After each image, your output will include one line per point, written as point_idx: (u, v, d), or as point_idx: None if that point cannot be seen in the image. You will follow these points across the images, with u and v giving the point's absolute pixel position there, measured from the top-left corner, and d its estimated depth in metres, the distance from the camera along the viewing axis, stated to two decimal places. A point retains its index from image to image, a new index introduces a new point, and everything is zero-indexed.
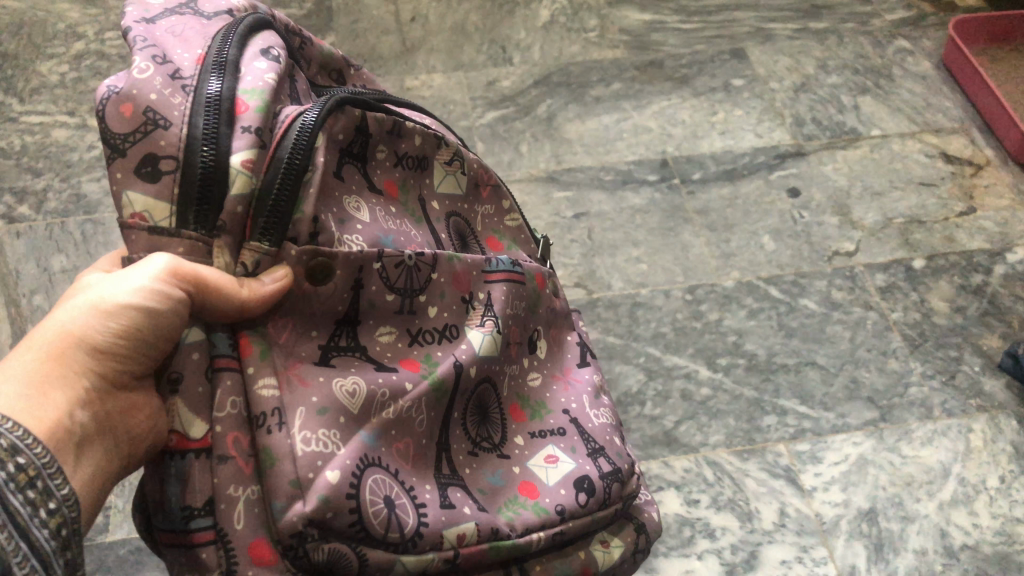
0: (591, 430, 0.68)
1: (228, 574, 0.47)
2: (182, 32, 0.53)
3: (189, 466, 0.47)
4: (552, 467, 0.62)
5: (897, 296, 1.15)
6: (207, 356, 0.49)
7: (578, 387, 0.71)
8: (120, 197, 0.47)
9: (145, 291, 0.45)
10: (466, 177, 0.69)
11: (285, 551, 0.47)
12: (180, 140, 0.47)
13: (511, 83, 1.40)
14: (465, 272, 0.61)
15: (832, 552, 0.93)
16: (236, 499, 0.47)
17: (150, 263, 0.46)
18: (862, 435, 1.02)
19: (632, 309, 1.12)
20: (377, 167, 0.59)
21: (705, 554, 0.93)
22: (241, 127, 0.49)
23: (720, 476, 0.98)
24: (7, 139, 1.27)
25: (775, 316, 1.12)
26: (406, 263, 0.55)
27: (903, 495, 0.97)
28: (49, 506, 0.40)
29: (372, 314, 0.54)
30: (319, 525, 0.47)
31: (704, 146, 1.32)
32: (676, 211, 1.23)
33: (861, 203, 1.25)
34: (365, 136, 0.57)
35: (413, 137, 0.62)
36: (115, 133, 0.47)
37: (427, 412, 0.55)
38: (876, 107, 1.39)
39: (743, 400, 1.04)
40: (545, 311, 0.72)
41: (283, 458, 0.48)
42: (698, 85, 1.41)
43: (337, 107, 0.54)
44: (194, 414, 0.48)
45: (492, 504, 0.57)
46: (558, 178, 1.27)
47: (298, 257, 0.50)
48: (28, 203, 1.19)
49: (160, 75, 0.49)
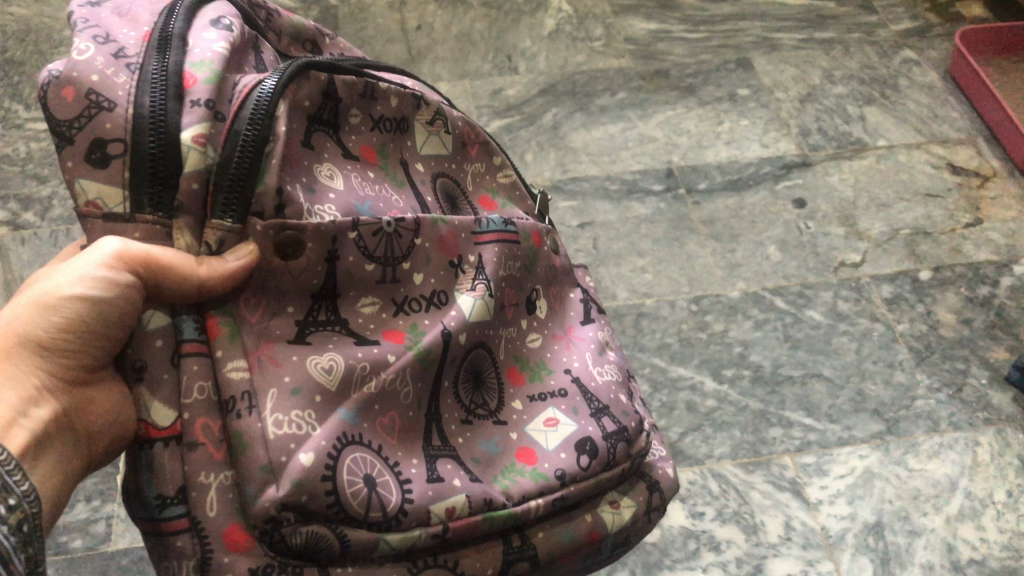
0: (594, 388, 0.65)
1: (203, 561, 0.47)
2: (127, 12, 0.52)
3: (159, 455, 0.48)
4: (552, 430, 0.61)
5: (903, 308, 1.14)
6: (171, 340, 0.49)
7: (581, 346, 0.69)
8: (72, 184, 0.46)
9: (88, 281, 0.47)
10: (451, 136, 0.68)
11: (261, 536, 0.47)
12: (127, 121, 0.46)
13: (516, 92, 1.40)
14: (452, 234, 0.59)
15: (838, 565, 0.92)
16: (207, 486, 0.47)
17: (99, 247, 0.47)
18: (867, 447, 1.01)
19: (636, 319, 1.12)
20: (352, 131, 0.58)
21: (711, 568, 0.92)
22: (191, 101, 0.48)
23: (725, 488, 0.98)
24: (13, 145, 1.27)
25: (781, 328, 1.12)
26: (385, 230, 0.54)
27: (910, 509, 0.96)
28: (9, 501, 0.42)
29: (353, 285, 0.53)
30: (295, 508, 0.46)
31: (710, 156, 1.32)
32: (681, 222, 1.23)
33: (867, 214, 1.25)
34: (334, 100, 0.55)
35: (389, 98, 0.61)
36: (59, 120, 0.46)
37: (411, 385, 0.54)
38: (882, 118, 1.38)
39: (748, 412, 1.04)
40: (544, 269, 0.69)
41: (254, 442, 0.47)
42: (703, 95, 1.41)
43: (302, 71, 0.52)
44: (160, 402, 0.48)
45: (486, 474, 0.56)
46: (562, 187, 1.27)
47: (265, 232, 0.48)
48: (32, 210, 1.19)
49: (103, 54, 0.48)
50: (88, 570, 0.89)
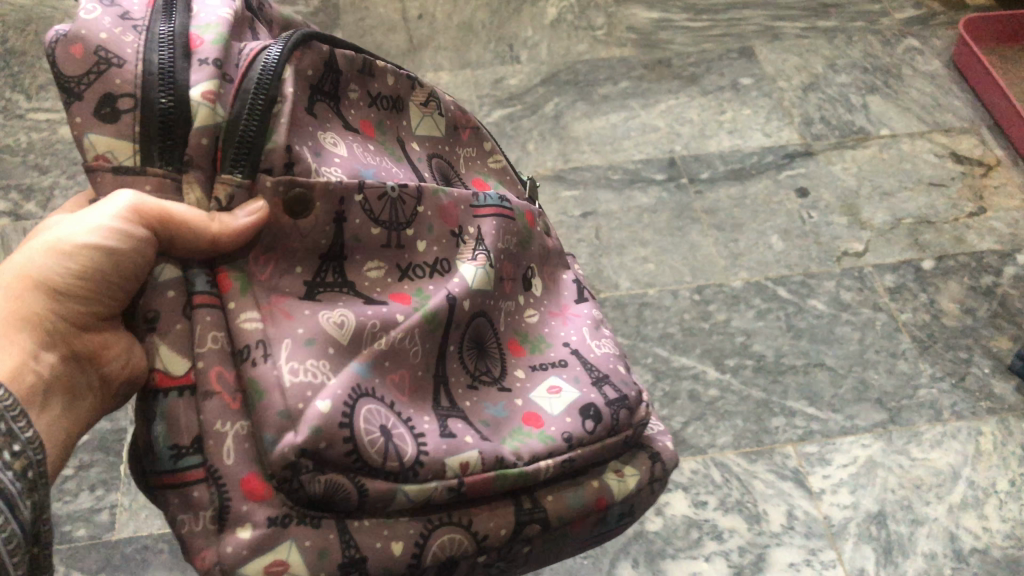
0: (593, 359, 0.64)
1: (221, 511, 0.46)
2: None
3: (172, 404, 0.47)
4: (557, 395, 0.59)
5: (906, 297, 1.14)
6: (183, 294, 0.49)
7: (576, 322, 0.68)
8: (83, 141, 0.47)
9: (106, 231, 0.46)
10: (444, 119, 0.68)
11: (280, 485, 0.46)
12: (137, 77, 0.47)
13: (518, 81, 1.40)
14: (453, 205, 0.59)
15: (841, 554, 0.92)
16: (223, 435, 0.46)
17: (114, 201, 0.46)
18: (871, 436, 1.01)
19: (638, 309, 1.12)
20: (350, 106, 0.58)
21: (713, 557, 0.92)
22: (198, 61, 0.48)
23: (728, 477, 0.98)
24: (13, 136, 1.27)
25: (784, 317, 1.12)
26: (389, 195, 0.54)
27: (912, 498, 0.96)
28: (13, 450, 0.41)
29: (358, 249, 0.53)
30: (314, 456, 0.46)
31: (712, 145, 1.32)
32: (684, 211, 1.23)
33: (870, 204, 1.24)
34: (334, 74, 0.56)
35: (385, 76, 0.61)
36: (69, 76, 0.46)
37: (421, 344, 0.53)
38: (886, 107, 1.38)
39: (751, 401, 1.04)
40: (538, 249, 0.69)
41: (270, 390, 0.46)
42: (705, 84, 1.40)
43: (303, 42, 0.53)
44: (174, 352, 0.47)
45: (493, 435, 0.55)
46: (564, 176, 1.27)
47: (276, 188, 0.48)
48: (34, 201, 1.19)
49: (109, 16, 0.48)
50: (92, 559, 0.89)
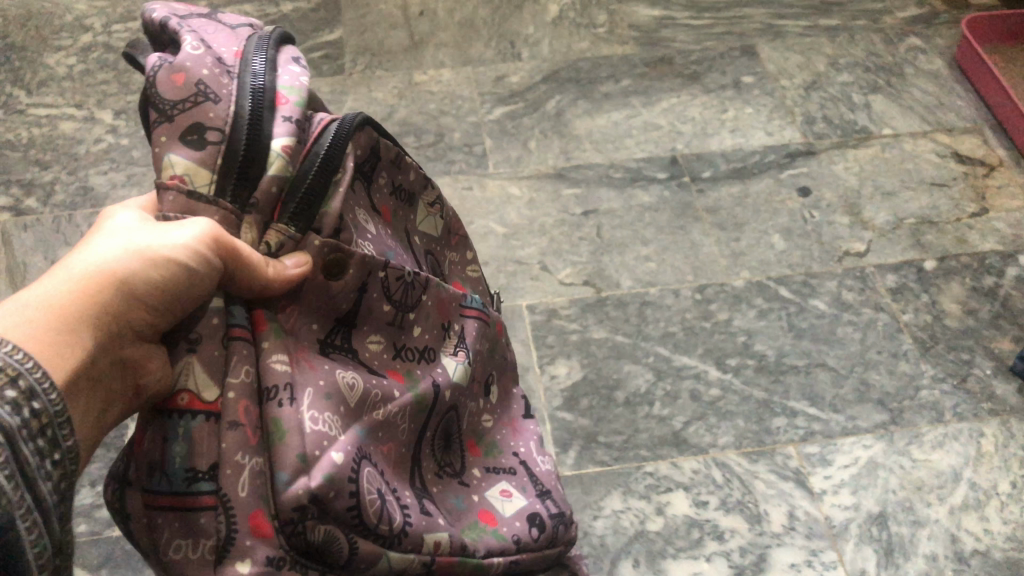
0: (538, 472, 0.73)
1: (224, 542, 0.45)
2: (220, 27, 0.54)
3: (196, 427, 0.45)
4: (507, 501, 0.67)
5: (907, 298, 1.14)
6: (224, 324, 0.48)
7: (526, 434, 0.76)
8: (165, 161, 0.47)
9: (190, 252, 0.43)
10: (442, 222, 0.74)
11: (284, 527, 0.46)
12: (228, 117, 0.48)
13: (520, 79, 1.39)
14: (446, 301, 0.65)
15: (841, 555, 0.92)
16: (242, 466, 0.45)
17: (197, 224, 0.44)
18: (872, 437, 1.01)
19: (640, 308, 1.12)
20: (378, 190, 0.63)
21: (714, 557, 0.92)
22: (282, 116, 0.50)
23: (729, 478, 0.97)
24: (15, 131, 1.27)
25: (785, 317, 1.11)
26: (405, 279, 0.59)
27: (913, 500, 0.96)
28: (55, 458, 0.38)
29: (369, 321, 0.57)
30: (321, 503, 0.46)
31: (714, 143, 1.31)
32: (685, 210, 1.23)
33: (872, 203, 1.24)
34: (373, 159, 0.61)
35: (409, 172, 0.67)
36: (166, 100, 0.47)
37: (409, 423, 0.57)
38: (888, 106, 1.37)
39: (753, 401, 1.04)
40: (500, 359, 0.76)
41: (292, 432, 0.47)
42: (707, 82, 1.40)
43: (362, 125, 0.58)
44: (206, 377, 0.47)
45: (458, 523, 0.61)
46: (566, 174, 1.26)
47: (321, 248, 0.51)
48: (35, 195, 1.19)
49: (210, 56, 0.49)
50: (91, 557, 0.89)
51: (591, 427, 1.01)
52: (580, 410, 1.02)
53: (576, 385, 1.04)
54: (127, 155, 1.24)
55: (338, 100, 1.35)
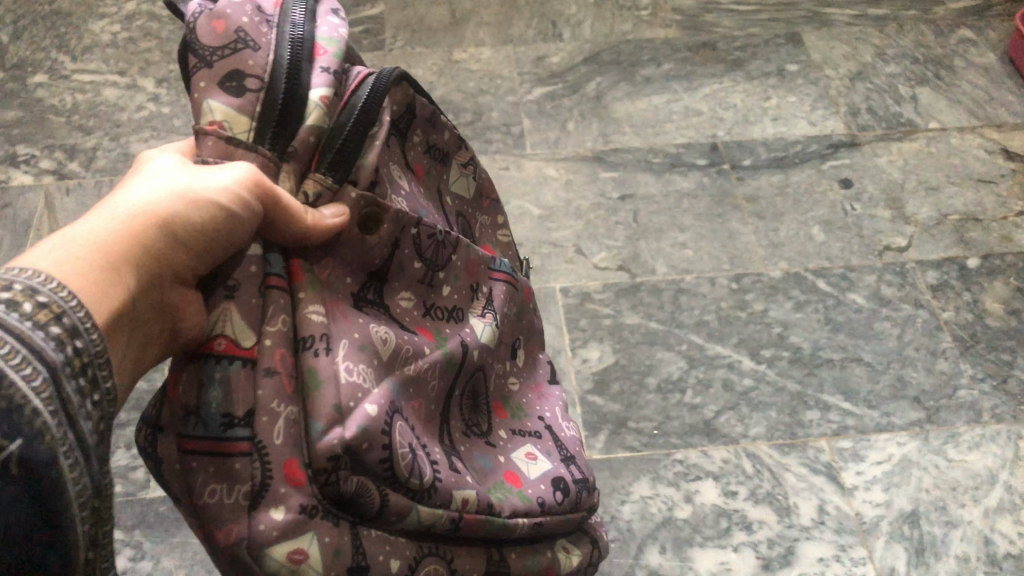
0: (563, 437, 0.71)
1: (259, 488, 0.44)
2: None
3: (234, 372, 0.45)
4: (533, 463, 0.65)
5: (948, 295, 1.12)
6: (263, 272, 0.47)
7: (550, 399, 0.74)
8: (204, 106, 0.46)
9: (232, 195, 0.42)
10: (477, 183, 0.73)
11: (317, 475, 0.45)
12: (267, 65, 0.47)
13: (560, 60, 1.38)
14: (477, 262, 0.64)
15: (871, 552, 0.91)
16: (277, 414, 0.45)
17: (240, 168, 0.43)
18: (907, 435, 1.00)
19: (675, 295, 1.11)
20: (411, 148, 0.63)
21: (742, 547, 0.91)
22: (319, 67, 0.50)
23: (759, 469, 0.97)
24: (59, 96, 1.28)
25: (822, 310, 1.10)
26: (437, 236, 0.58)
27: (947, 500, 0.95)
28: (95, 398, 0.36)
29: (400, 278, 0.56)
30: (354, 453, 0.46)
31: (756, 131, 1.29)
32: (724, 198, 1.21)
33: (915, 198, 1.22)
34: (406, 114, 0.61)
35: (442, 131, 0.67)
36: (205, 47, 0.47)
37: (437, 379, 0.57)
38: (935, 99, 1.35)
39: (786, 393, 1.02)
40: (528, 323, 0.74)
41: (328, 381, 0.46)
42: (751, 69, 1.38)
43: (398, 78, 0.58)
44: (245, 323, 0.46)
45: (485, 481, 0.59)
46: (604, 157, 1.25)
47: (358, 201, 0.51)
48: (78, 160, 1.20)
49: (250, 4, 0.49)
50: (125, 518, 0.90)
51: (621, 413, 1.00)
52: (611, 395, 1.02)
53: (607, 369, 1.04)
54: (168, 124, 1.25)
55: None
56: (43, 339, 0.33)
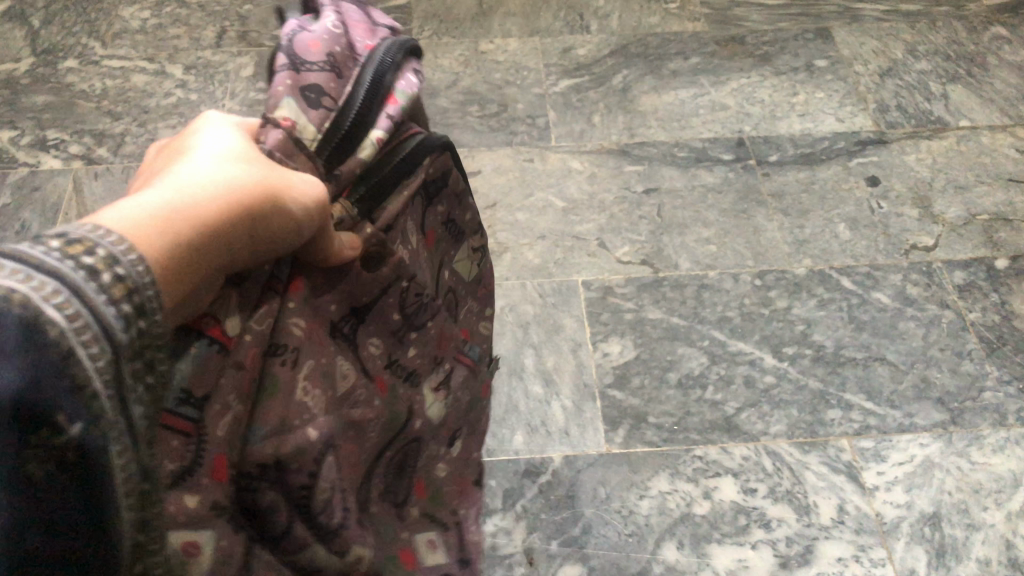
0: (467, 541, 0.75)
1: (185, 471, 0.45)
2: (364, 23, 0.57)
3: (205, 353, 0.46)
4: (429, 551, 0.69)
5: (975, 296, 1.11)
6: (262, 274, 0.50)
7: (468, 498, 0.78)
8: (275, 106, 0.50)
9: (305, 209, 0.45)
10: (475, 271, 0.78)
11: (237, 479, 0.47)
12: (340, 98, 0.51)
13: (587, 52, 1.38)
14: (448, 339, 0.68)
15: (891, 553, 0.91)
16: (226, 409, 0.47)
17: (309, 185, 0.46)
18: (929, 436, 0.99)
19: (698, 291, 1.10)
20: (430, 212, 0.67)
21: (760, 545, 0.91)
22: (385, 112, 0.53)
23: (779, 467, 0.96)
24: (89, 81, 1.29)
25: (846, 308, 1.09)
26: (423, 300, 0.62)
27: (969, 502, 0.94)
28: (147, 384, 0.36)
29: (376, 322, 0.59)
30: (280, 471, 0.48)
31: (783, 127, 1.28)
32: (750, 193, 1.20)
33: (944, 196, 1.21)
34: (436, 182, 0.65)
35: (463, 213, 0.72)
36: (297, 61, 0.52)
37: (377, 430, 0.59)
38: (967, 97, 1.33)
39: (808, 391, 1.02)
40: (471, 421, 0.79)
41: (284, 395, 0.49)
42: (779, 64, 1.37)
43: (443, 148, 0.62)
44: (233, 309, 0.48)
45: (381, 551, 0.61)
46: (629, 151, 1.25)
47: (370, 238, 0.55)
48: (105, 145, 1.21)
49: (341, 44, 0.54)
50: None
51: (641, 407, 1.00)
52: (631, 389, 1.02)
53: (628, 363, 1.04)
54: (195, 111, 1.26)
55: None
56: (114, 314, 0.33)
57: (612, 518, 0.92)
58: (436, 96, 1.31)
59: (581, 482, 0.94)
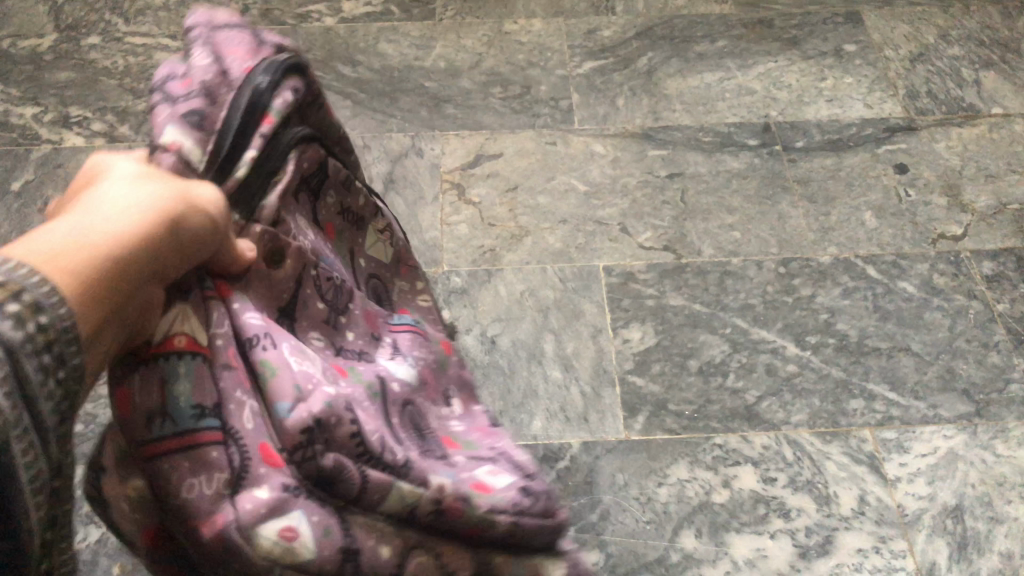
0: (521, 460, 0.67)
1: (238, 475, 0.47)
2: (236, 45, 0.59)
3: (197, 365, 0.48)
4: (494, 478, 0.62)
5: (1004, 287, 1.09)
6: (197, 287, 0.51)
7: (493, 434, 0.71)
8: (160, 134, 0.53)
9: (208, 204, 0.48)
10: (393, 250, 0.77)
11: (290, 455, 0.49)
12: (214, 133, 0.54)
13: (612, 34, 1.36)
14: (373, 314, 0.68)
15: (912, 545, 0.90)
16: (243, 404, 0.49)
17: (203, 189, 0.48)
18: (954, 428, 0.98)
19: (721, 278, 1.09)
20: (325, 207, 0.68)
21: (779, 535, 0.90)
22: (258, 134, 0.56)
23: (800, 456, 0.95)
24: (111, 59, 1.29)
25: (871, 297, 1.08)
26: (335, 282, 0.63)
27: (993, 495, 0.93)
28: (59, 376, 0.37)
29: (304, 314, 0.59)
30: (325, 428, 0.50)
31: (810, 113, 1.26)
32: (775, 179, 1.19)
33: (974, 185, 1.19)
34: (321, 174, 0.65)
35: (358, 196, 0.71)
36: (172, 106, 0.54)
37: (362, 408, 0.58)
38: (1000, 84, 1.30)
39: (831, 380, 1.01)
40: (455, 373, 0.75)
41: (282, 368, 0.51)
42: (807, 48, 1.35)
43: (303, 141, 0.61)
44: (199, 324, 0.50)
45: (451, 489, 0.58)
46: (653, 135, 1.23)
47: (262, 237, 0.56)
48: (128, 123, 1.21)
49: (211, 81, 0.56)
50: None
51: (660, 395, 1.00)
52: (651, 375, 1.01)
53: (648, 350, 1.03)
54: None
55: (426, 45, 1.33)
56: (34, 367, 0.36)
57: (630, 505, 0.92)
58: (459, 77, 1.29)
59: (599, 468, 0.94)
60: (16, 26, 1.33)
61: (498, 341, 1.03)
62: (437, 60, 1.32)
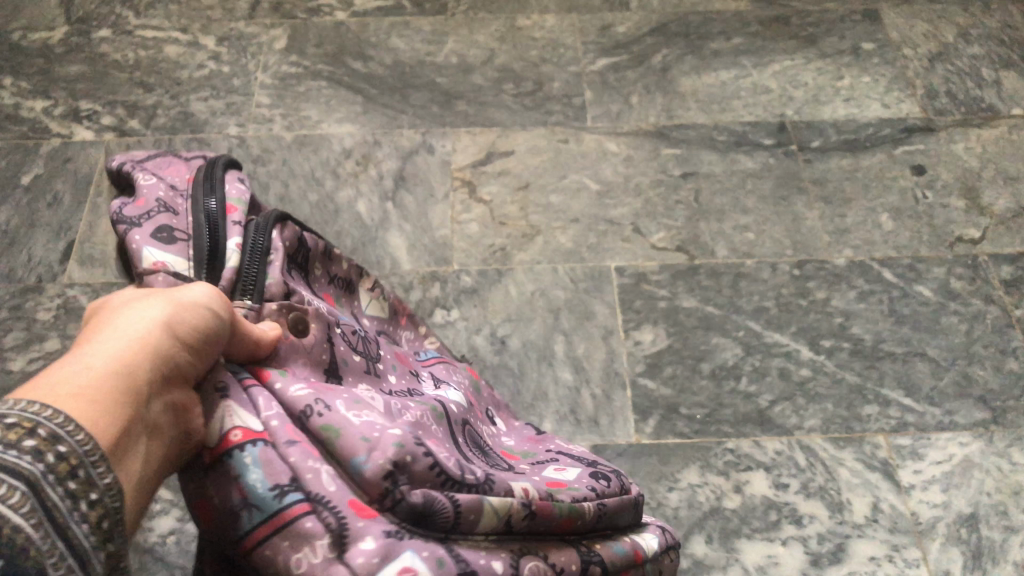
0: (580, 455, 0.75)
1: (340, 535, 0.48)
2: (168, 226, 0.65)
3: (240, 459, 0.49)
4: (564, 472, 0.68)
5: (1022, 291, 1.07)
6: (233, 377, 0.53)
7: (543, 437, 0.82)
8: None
9: (200, 300, 0.50)
10: (387, 303, 0.84)
11: (380, 503, 0.50)
12: (192, 297, 0.59)
13: (626, 30, 1.34)
14: (400, 355, 0.75)
15: (925, 554, 0.89)
16: (318, 469, 0.50)
17: (193, 291, 0.50)
18: (969, 435, 0.96)
19: (734, 279, 1.08)
20: (317, 280, 0.74)
21: (790, 542, 0.89)
22: (223, 279, 0.61)
23: (813, 462, 0.94)
24: (122, 52, 1.28)
25: (887, 301, 1.06)
26: (360, 334, 0.69)
27: (1009, 504, 0.92)
28: (90, 497, 0.39)
29: (348, 370, 0.63)
30: (402, 468, 0.51)
31: (826, 112, 1.25)
32: (790, 179, 1.17)
33: (993, 187, 1.17)
34: (305, 250, 0.72)
35: (342, 262, 0.78)
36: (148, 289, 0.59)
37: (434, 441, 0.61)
38: (1020, 84, 1.28)
39: (845, 385, 1.00)
40: (487, 393, 0.84)
41: (342, 425, 0.52)
42: (824, 46, 1.33)
43: (263, 228, 0.66)
44: (246, 411, 0.51)
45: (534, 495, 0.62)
46: (667, 134, 1.22)
47: (280, 312, 0.60)
48: (137, 118, 1.21)
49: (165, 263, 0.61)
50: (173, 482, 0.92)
51: (672, 398, 0.98)
52: (663, 378, 1.00)
53: (660, 353, 1.02)
54: (227, 84, 1.25)
55: (438, 41, 1.32)
56: (60, 495, 0.38)
57: None
58: (471, 73, 1.28)
59: None
60: (27, 18, 1.33)
61: (508, 342, 1.02)
62: (449, 55, 1.30)
